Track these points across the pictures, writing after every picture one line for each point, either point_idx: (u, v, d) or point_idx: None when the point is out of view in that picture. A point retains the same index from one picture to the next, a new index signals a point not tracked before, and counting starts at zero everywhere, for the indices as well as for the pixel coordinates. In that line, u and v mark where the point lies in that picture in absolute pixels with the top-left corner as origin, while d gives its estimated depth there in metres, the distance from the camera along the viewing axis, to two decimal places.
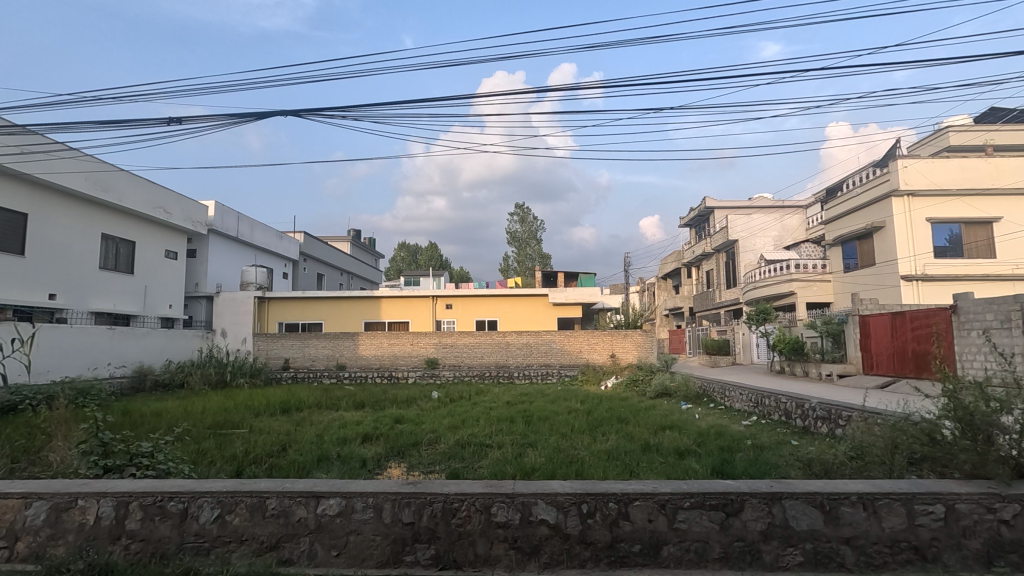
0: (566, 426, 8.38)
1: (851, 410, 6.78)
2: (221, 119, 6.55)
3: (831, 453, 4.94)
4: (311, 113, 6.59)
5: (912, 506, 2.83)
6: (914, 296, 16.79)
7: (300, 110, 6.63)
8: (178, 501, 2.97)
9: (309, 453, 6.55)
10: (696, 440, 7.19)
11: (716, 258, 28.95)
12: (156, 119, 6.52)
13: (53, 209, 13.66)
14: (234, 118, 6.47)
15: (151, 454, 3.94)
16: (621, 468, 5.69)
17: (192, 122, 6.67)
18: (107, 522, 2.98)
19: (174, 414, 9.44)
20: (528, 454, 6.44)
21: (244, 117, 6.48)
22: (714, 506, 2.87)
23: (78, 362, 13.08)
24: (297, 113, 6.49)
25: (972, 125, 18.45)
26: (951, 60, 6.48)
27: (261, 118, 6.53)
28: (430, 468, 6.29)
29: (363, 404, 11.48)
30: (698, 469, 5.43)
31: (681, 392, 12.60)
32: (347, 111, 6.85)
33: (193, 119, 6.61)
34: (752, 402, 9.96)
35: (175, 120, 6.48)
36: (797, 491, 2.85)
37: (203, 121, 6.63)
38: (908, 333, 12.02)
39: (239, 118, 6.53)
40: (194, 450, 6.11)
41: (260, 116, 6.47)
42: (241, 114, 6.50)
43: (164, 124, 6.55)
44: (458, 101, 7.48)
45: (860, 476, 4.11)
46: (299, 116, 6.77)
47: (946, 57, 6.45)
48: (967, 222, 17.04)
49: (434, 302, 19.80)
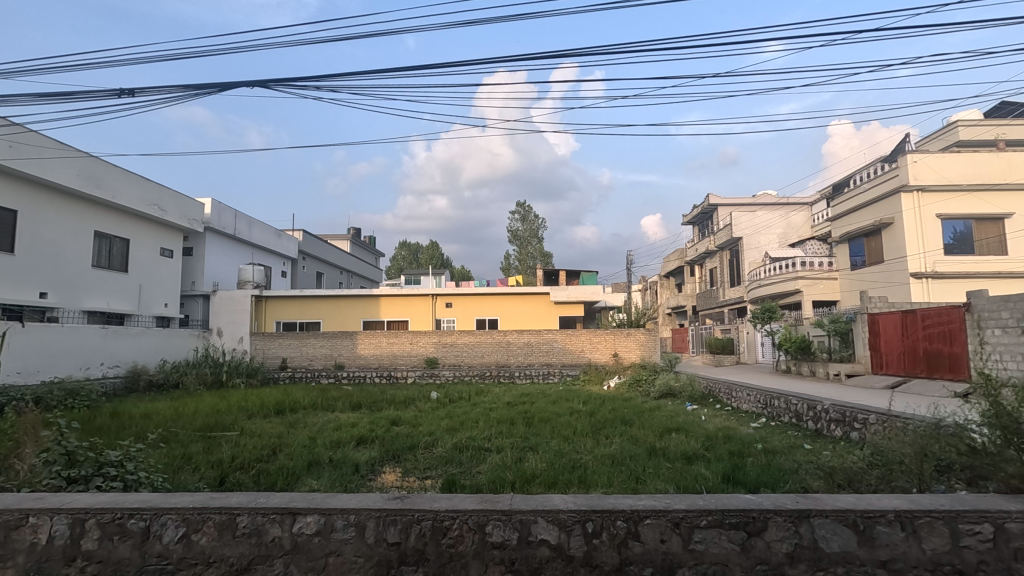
0: (567, 429, 8.06)
1: (868, 413, 6.47)
2: (179, 91, 6.17)
3: (851, 460, 4.59)
4: (278, 84, 6.25)
5: (956, 525, 2.53)
6: (924, 294, 16.42)
7: (266, 81, 6.26)
8: (140, 519, 2.69)
9: (300, 458, 6.25)
10: (704, 443, 6.87)
11: (719, 256, 28.61)
12: (107, 91, 6.19)
13: (33, 203, 13.06)
14: (192, 90, 6.12)
15: (123, 464, 3.66)
16: (627, 474, 5.38)
17: (147, 94, 6.33)
18: (61, 541, 2.70)
19: (164, 415, 9.24)
20: (528, 459, 6.14)
21: (205, 88, 6.14)
22: (735, 525, 2.58)
23: (69, 362, 12.82)
24: (262, 84, 6.16)
25: (982, 120, 18.10)
26: (970, 28, 6.06)
27: (223, 90, 6.19)
28: (425, 474, 6.00)
29: (360, 405, 11.21)
30: (707, 476, 5.13)
31: (686, 392, 12.29)
32: (319, 81, 6.49)
33: (148, 91, 6.26)
34: (760, 403, 9.66)
35: (126, 92, 6.16)
36: (827, 508, 2.56)
37: (158, 93, 6.29)
38: (920, 331, 11.70)
39: (200, 89, 6.19)
40: (177, 456, 5.81)
41: (222, 87, 6.13)
42: (201, 86, 6.15)
43: (115, 96, 6.17)
44: (445, 77, 7.08)
45: (888, 486, 3.76)
46: (265, 88, 6.37)
47: (968, 24, 5.98)
48: (979, 218, 16.68)
49: (433, 301, 19.52)
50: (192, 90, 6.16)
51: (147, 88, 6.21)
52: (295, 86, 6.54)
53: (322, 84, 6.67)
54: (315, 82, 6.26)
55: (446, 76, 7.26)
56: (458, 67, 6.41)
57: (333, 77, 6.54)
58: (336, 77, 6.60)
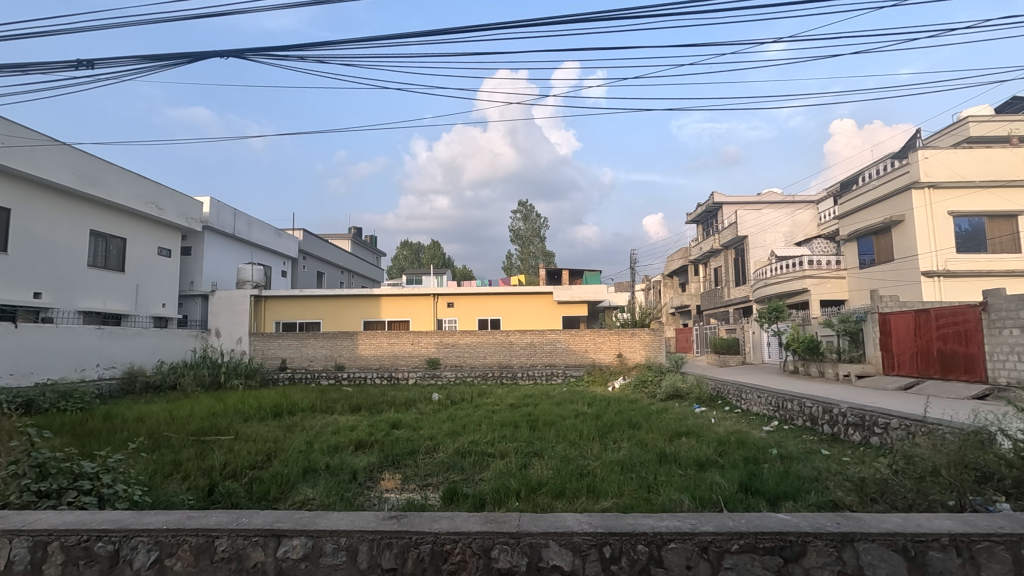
0: (573, 433, 7.79)
1: (889, 418, 6.21)
2: (145, 61, 5.88)
3: (878, 467, 4.28)
4: (254, 55, 5.97)
5: (1019, 551, 2.26)
6: (936, 293, 16.09)
7: (240, 51, 5.98)
8: (108, 542, 2.44)
9: (295, 465, 5.99)
10: (717, 449, 6.58)
11: (724, 255, 28.33)
12: (65, 63, 5.90)
13: (26, 200, 12.81)
14: (157, 59, 5.86)
15: (99, 477, 3.39)
16: (637, 483, 5.08)
17: (107, 66, 6.03)
18: (21, 567, 2.44)
19: (158, 418, 9.01)
20: (533, 465, 5.88)
21: (172, 59, 5.87)
22: (769, 550, 2.32)
23: (64, 363, 12.58)
24: (237, 54, 5.90)
25: (994, 115, 17.77)
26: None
27: (193, 60, 5.92)
28: (426, 482, 5.71)
29: (359, 407, 10.97)
30: (723, 485, 4.83)
31: (694, 393, 11.97)
32: (297, 54, 6.19)
33: (107, 63, 5.98)
34: (772, 405, 9.37)
35: (85, 63, 5.88)
36: (873, 531, 2.29)
37: (119, 65, 6.00)
38: (933, 331, 11.39)
39: (166, 61, 5.90)
40: (166, 463, 5.56)
41: (193, 58, 5.87)
42: (168, 57, 5.87)
43: (72, 67, 5.90)
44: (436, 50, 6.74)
45: (927, 498, 3.45)
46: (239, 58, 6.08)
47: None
48: (993, 215, 16.36)
49: (435, 301, 19.25)
50: (159, 62, 5.89)
51: (107, 59, 5.93)
52: (273, 57, 6.23)
53: (305, 57, 6.34)
54: (294, 52, 5.98)
55: (440, 51, 6.89)
56: (449, 35, 6.07)
57: (314, 49, 6.24)
58: (320, 48, 6.29)
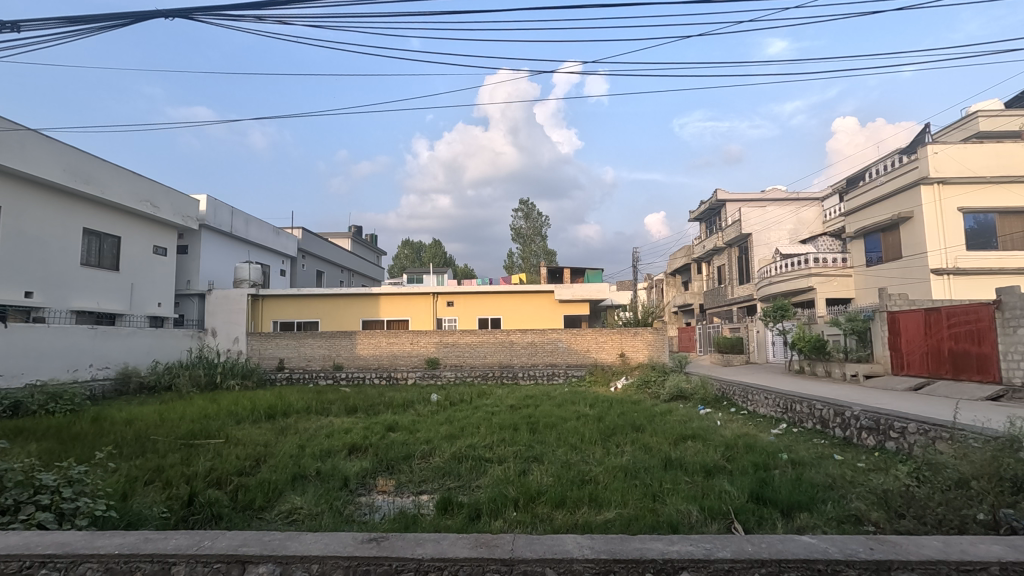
0: (574, 436, 7.52)
1: (906, 421, 5.94)
2: (83, 24, 5.63)
3: (897, 474, 4.00)
4: (203, 15, 5.70)
5: None
6: (946, 291, 15.79)
7: (187, 12, 5.72)
8: (53, 569, 2.19)
9: (284, 471, 5.72)
10: (725, 454, 6.28)
11: (727, 253, 27.99)
12: None
13: (16, 198, 12.54)
14: (97, 22, 5.62)
15: (60, 490, 3.12)
16: (642, 491, 4.81)
17: (32, 28, 5.76)
18: None
19: (145, 420, 8.73)
20: (532, 471, 5.62)
21: (114, 20, 5.63)
22: None
23: (55, 363, 12.34)
24: (184, 14, 5.65)
25: (1004, 109, 17.44)
26: None
27: (135, 21, 5.69)
28: (421, 489, 5.45)
29: (355, 408, 10.70)
30: (732, 493, 4.55)
31: (699, 394, 11.69)
32: (249, 15, 5.89)
33: (33, 24, 5.74)
34: (780, 408, 9.07)
35: (13, 25, 5.64)
36: (913, 559, 2.02)
37: (47, 27, 5.72)
38: (944, 330, 11.09)
39: (106, 22, 5.66)
40: (146, 471, 5.29)
41: (136, 18, 5.66)
42: (109, 18, 5.62)
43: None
44: (409, 16, 6.39)
45: (961, 515, 3.15)
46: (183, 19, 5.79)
47: None
48: (1004, 211, 16.04)
49: (434, 300, 18.99)
50: (103, 25, 5.64)
51: (32, 22, 5.67)
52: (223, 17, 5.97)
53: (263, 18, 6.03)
54: (246, 11, 5.73)
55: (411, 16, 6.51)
56: None
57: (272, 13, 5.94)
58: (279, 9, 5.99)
